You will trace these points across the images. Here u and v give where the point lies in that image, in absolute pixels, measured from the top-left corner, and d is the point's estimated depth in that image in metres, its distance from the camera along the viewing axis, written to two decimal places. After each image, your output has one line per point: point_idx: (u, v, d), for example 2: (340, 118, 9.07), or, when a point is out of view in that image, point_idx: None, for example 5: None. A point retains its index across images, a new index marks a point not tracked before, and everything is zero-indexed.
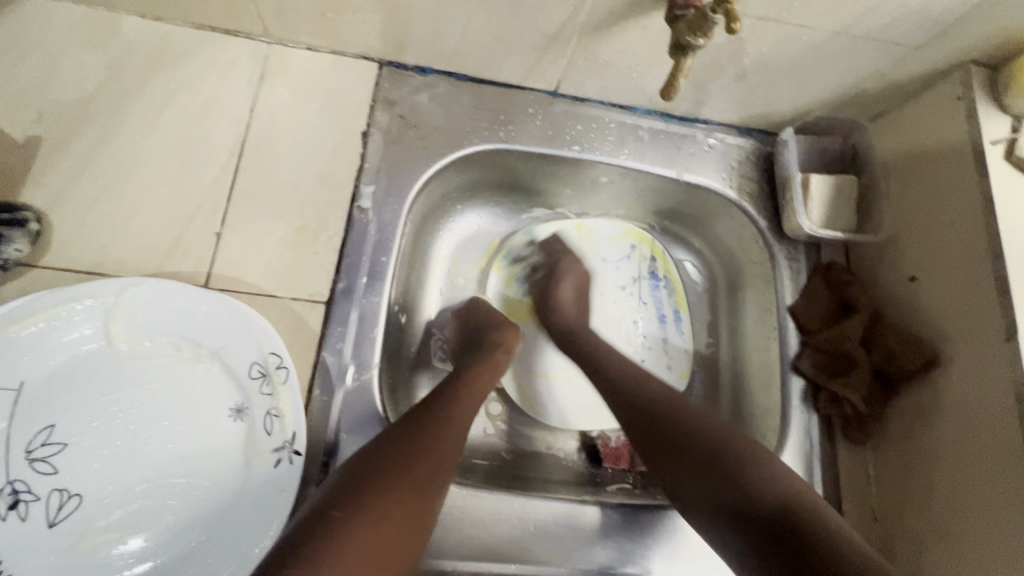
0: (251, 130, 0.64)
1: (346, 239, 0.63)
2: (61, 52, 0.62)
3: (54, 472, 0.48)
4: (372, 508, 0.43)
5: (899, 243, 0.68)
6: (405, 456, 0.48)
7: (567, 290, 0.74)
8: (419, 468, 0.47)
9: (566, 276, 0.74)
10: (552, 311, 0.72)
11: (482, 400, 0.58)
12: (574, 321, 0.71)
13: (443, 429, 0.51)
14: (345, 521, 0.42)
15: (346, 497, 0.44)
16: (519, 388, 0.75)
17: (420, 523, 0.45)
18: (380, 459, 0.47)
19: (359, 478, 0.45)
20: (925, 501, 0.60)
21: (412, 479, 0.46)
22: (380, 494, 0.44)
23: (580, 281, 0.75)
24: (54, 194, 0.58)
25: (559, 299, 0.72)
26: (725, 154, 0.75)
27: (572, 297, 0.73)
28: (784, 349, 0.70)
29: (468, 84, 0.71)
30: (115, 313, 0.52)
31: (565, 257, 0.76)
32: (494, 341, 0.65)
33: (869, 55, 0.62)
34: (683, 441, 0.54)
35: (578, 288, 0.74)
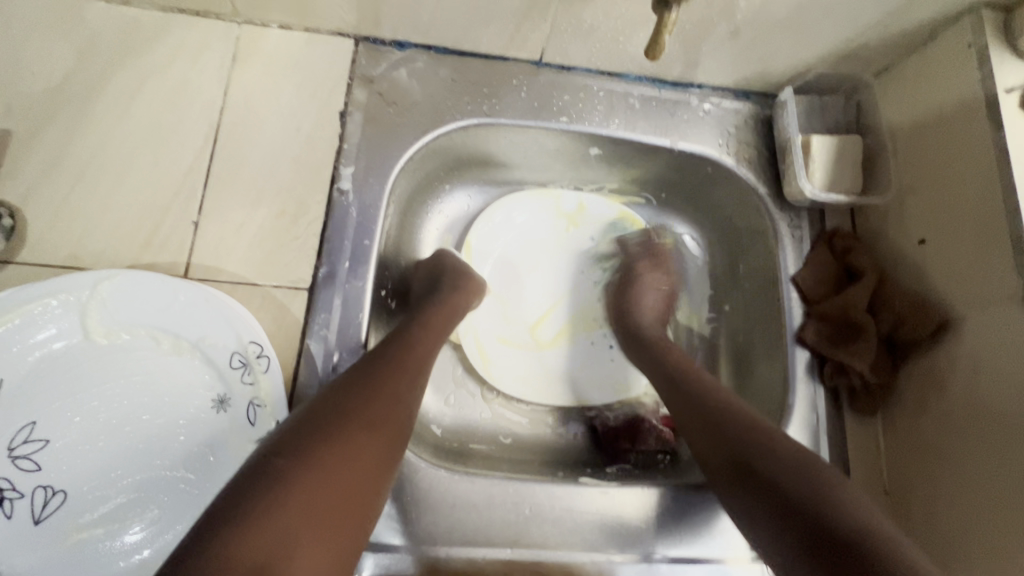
0: (225, 114, 0.62)
1: (326, 223, 0.61)
2: (25, 41, 0.60)
3: (36, 469, 0.48)
4: (320, 454, 0.42)
5: (907, 203, 0.64)
6: (356, 401, 0.47)
7: (651, 292, 0.73)
8: (376, 414, 0.47)
9: (648, 279, 0.74)
10: (631, 312, 0.72)
11: (439, 344, 0.57)
12: (659, 334, 0.69)
13: (402, 376, 0.50)
14: (292, 468, 0.41)
15: (294, 444, 0.42)
16: (476, 346, 0.73)
17: (376, 469, 0.45)
18: (331, 405, 0.46)
19: (312, 422, 0.44)
20: (938, 472, 0.58)
21: (364, 424, 0.45)
22: (332, 439, 0.43)
23: (666, 290, 0.75)
24: (28, 188, 0.57)
25: (639, 305, 0.72)
26: (722, 119, 0.72)
27: (654, 305, 0.73)
28: (786, 320, 0.67)
29: (448, 57, 0.68)
30: (91, 307, 0.51)
31: (648, 266, 0.75)
32: (445, 288, 0.64)
33: (871, 3, 0.58)
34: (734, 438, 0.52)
35: (661, 296, 0.74)
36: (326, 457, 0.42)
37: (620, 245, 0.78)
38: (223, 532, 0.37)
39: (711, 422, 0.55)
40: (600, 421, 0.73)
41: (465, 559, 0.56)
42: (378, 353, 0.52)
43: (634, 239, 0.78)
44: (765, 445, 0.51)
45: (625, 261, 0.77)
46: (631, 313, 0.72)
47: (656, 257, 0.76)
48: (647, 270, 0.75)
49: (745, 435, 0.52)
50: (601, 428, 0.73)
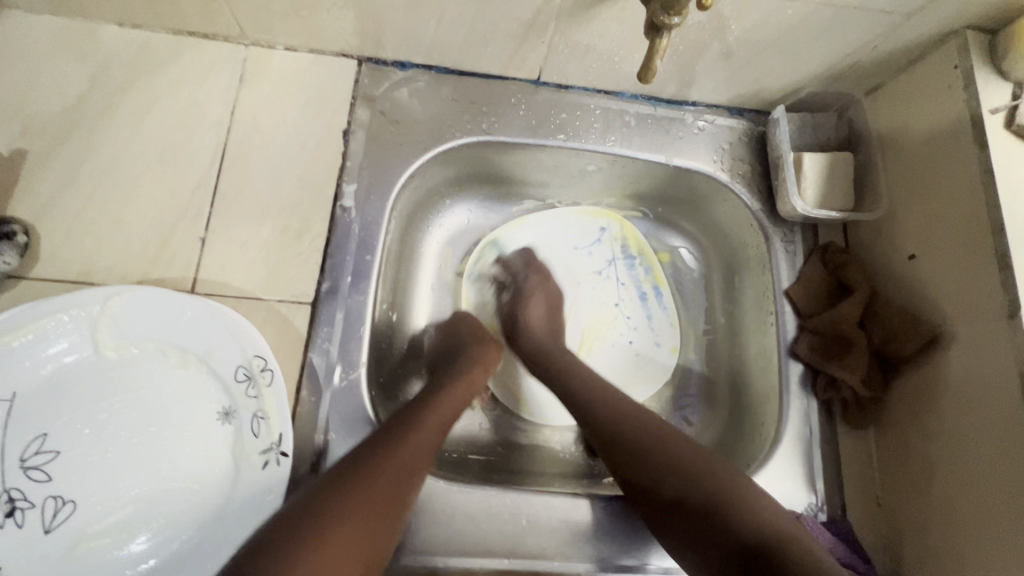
0: (232, 133, 0.64)
1: (329, 238, 0.63)
2: (40, 63, 0.63)
3: (47, 479, 0.50)
4: (336, 527, 0.45)
5: (898, 218, 0.66)
6: (373, 469, 0.49)
7: (538, 302, 0.72)
8: (391, 481, 0.49)
9: (533, 298, 0.72)
10: (521, 331, 0.70)
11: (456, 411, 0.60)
12: (542, 345, 0.69)
13: (418, 445, 0.53)
14: (312, 540, 0.43)
15: (314, 512, 0.45)
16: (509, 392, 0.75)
17: (386, 534, 0.48)
18: (348, 473, 0.49)
19: (332, 492, 0.47)
20: (930, 486, 0.58)
21: (379, 493, 0.48)
22: (348, 509, 0.46)
23: (551, 298, 0.73)
24: (41, 206, 0.59)
25: (526, 320, 0.71)
26: (716, 136, 0.73)
27: (541, 315, 0.71)
28: (780, 333, 0.68)
29: (449, 77, 0.70)
30: (101, 321, 0.53)
31: (534, 275, 0.75)
32: (467, 351, 0.67)
33: (859, 25, 0.59)
34: (641, 455, 0.56)
35: (548, 306, 0.72)
36: (341, 528, 0.45)
37: (501, 266, 0.77)
38: None
39: (613, 440, 0.58)
40: None
41: (463, 569, 0.57)
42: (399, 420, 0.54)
43: (514, 257, 0.77)
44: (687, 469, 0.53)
45: (511, 280, 0.75)
46: (520, 332, 0.70)
47: (543, 267, 0.76)
48: (534, 280, 0.74)
49: (654, 455, 0.55)
50: None
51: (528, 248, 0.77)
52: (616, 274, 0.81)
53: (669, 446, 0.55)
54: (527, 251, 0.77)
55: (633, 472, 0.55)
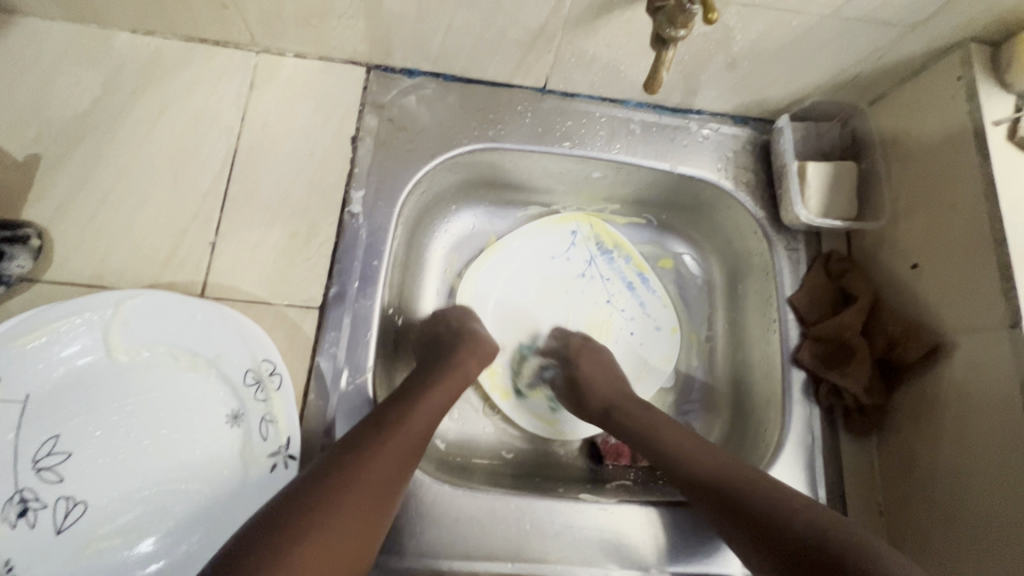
0: (242, 139, 0.65)
1: (337, 244, 0.63)
2: (55, 70, 0.64)
3: (59, 480, 0.50)
4: (325, 518, 0.45)
5: (900, 228, 0.66)
6: (363, 460, 0.49)
7: (589, 360, 0.71)
8: (380, 473, 0.49)
9: (585, 362, 0.70)
10: (583, 390, 0.68)
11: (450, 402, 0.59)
12: (608, 395, 0.67)
13: (408, 437, 0.52)
14: (300, 529, 0.43)
15: (303, 501, 0.45)
16: (536, 420, 0.75)
17: (374, 524, 0.48)
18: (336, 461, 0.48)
19: (321, 480, 0.47)
20: (931, 494, 0.59)
21: (368, 484, 0.48)
22: (337, 498, 0.46)
23: (601, 359, 0.71)
24: (54, 209, 0.60)
25: (589, 385, 0.68)
26: (720, 144, 0.74)
27: (600, 375, 0.69)
28: (783, 341, 0.69)
29: (456, 84, 0.71)
30: (114, 325, 0.53)
31: (580, 343, 0.73)
32: (457, 342, 0.65)
33: (863, 36, 0.60)
34: (703, 481, 0.56)
35: (602, 368, 0.70)
36: (331, 517, 0.45)
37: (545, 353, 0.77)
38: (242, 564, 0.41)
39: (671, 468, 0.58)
40: (602, 438, 0.74)
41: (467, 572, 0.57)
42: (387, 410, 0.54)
43: (552, 338, 0.77)
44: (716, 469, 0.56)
45: (563, 350, 0.74)
46: (586, 390, 0.68)
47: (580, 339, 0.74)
48: (578, 344, 0.73)
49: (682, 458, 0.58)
50: (601, 446, 0.73)
51: (560, 328, 0.77)
52: (604, 284, 0.81)
53: (730, 469, 0.56)
54: (560, 331, 0.77)
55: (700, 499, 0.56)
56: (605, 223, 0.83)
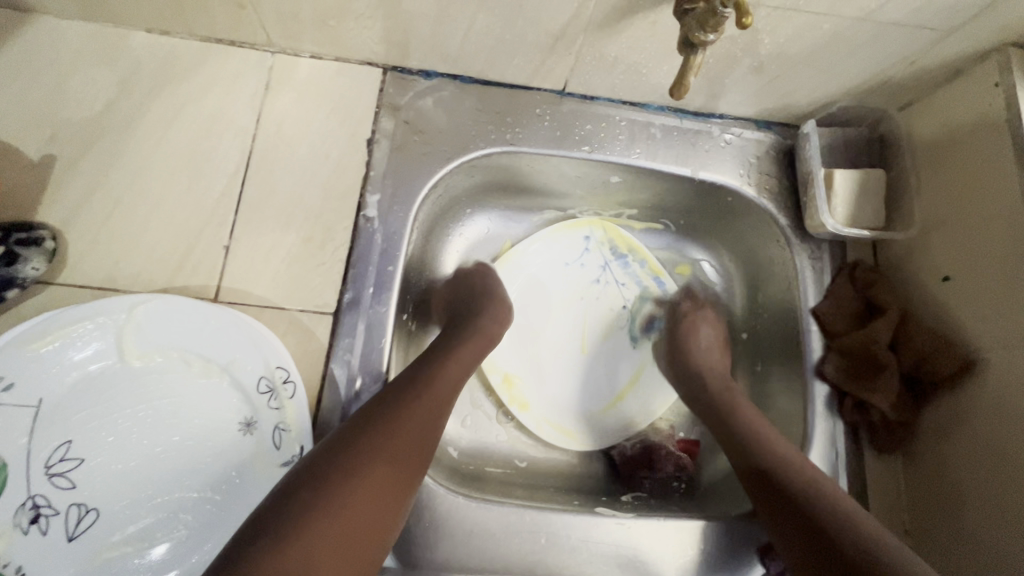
0: (258, 141, 0.64)
1: (352, 249, 0.62)
2: (71, 69, 0.63)
3: (72, 486, 0.50)
4: (348, 483, 0.45)
5: (931, 240, 0.64)
6: (384, 429, 0.49)
7: (708, 328, 0.74)
8: (403, 440, 0.49)
9: (703, 332, 0.74)
10: (692, 347, 0.72)
11: (468, 372, 0.59)
12: (718, 365, 0.71)
13: (431, 408, 0.52)
14: (321, 495, 0.43)
15: (325, 470, 0.45)
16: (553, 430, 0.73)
17: (401, 491, 0.48)
18: (357, 428, 0.49)
19: (344, 449, 0.47)
20: (960, 516, 0.57)
21: (392, 452, 0.48)
22: (361, 465, 0.46)
23: (718, 335, 0.74)
24: (68, 211, 0.60)
25: (696, 349, 0.72)
26: (743, 149, 0.72)
27: (709, 347, 0.72)
28: (806, 353, 0.67)
29: (473, 86, 0.69)
30: (126, 330, 0.53)
31: (710, 314, 0.76)
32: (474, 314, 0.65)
33: (897, 40, 0.58)
34: (787, 481, 0.56)
35: (716, 342, 0.73)
36: (349, 498, 0.44)
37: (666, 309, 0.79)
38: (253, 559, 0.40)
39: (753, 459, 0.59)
40: (619, 452, 0.74)
41: None
42: (409, 379, 0.54)
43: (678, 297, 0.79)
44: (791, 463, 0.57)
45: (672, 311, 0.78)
46: (691, 350, 0.72)
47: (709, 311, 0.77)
48: (698, 309, 0.77)
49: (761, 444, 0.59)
50: (620, 459, 0.73)
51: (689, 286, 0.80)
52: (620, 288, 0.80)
53: (817, 480, 0.55)
54: (688, 288, 0.80)
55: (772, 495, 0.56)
56: (617, 226, 0.81)
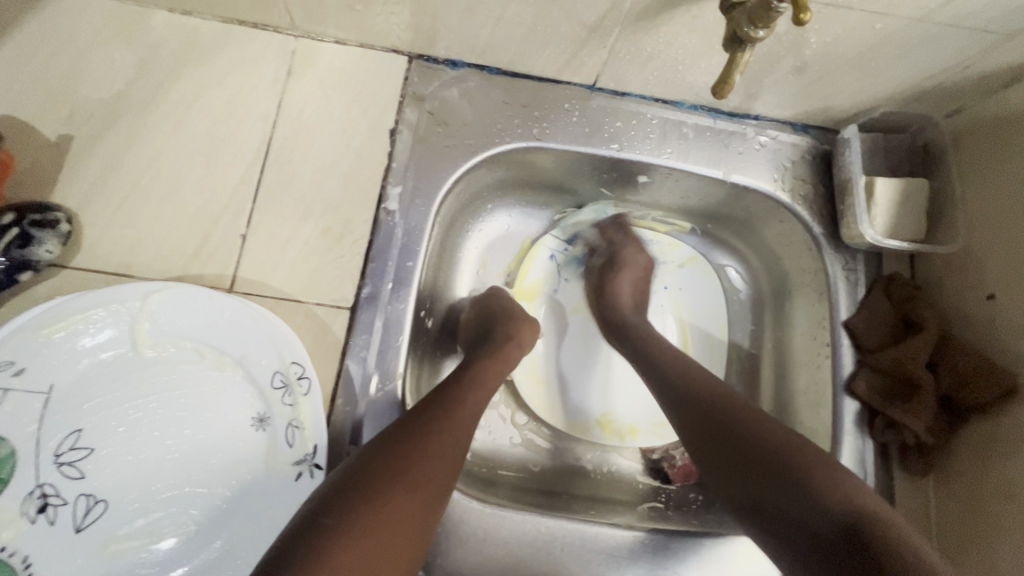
0: (277, 127, 0.63)
1: (371, 243, 0.60)
2: (90, 47, 0.62)
3: (80, 477, 0.49)
4: (348, 537, 0.41)
5: (976, 256, 0.61)
6: (404, 457, 0.46)
7: (628, 278, 0.73)
8: (413, 481, 0.45)
9: (627, 266, 0.74)
10: (608, 297, 0.72)
11: (489, 396, 0.56)
12: (628, 313, 0.70)
13: (453, 431, 0.50)
14: (321, 551, 0.39)
15: (343, 501, 0.43)
16: (571, 423, 0.73)
17: (420, 522, 0.45)
18: (374, 456, 0.46)
19: (363, 476, 0.44)
20: (993, 545, 0.54)
21: (412, 480, 0.45)
22: (381, 495, 0.43)
23: (640, 272, 0.75)
24: (84, 194, 0.58)
25: (614, 289, 0.72)
26: (778, 152, 0.69)
27: (630, 291, 0.73)
28: (836, 367, 0.64)
29: (501, 78, 0.67)
30: (140, 318, 0.51)
31: (629, 244, 0.76)
32: (497, 329, 0.64)
33: (953, 43, 0.55)
34: (727, 423, 0.53)
35: (635, 279, 0.74)
36: (369, 521, 0.42)
37: (599, 232, 0.79)
38: None
39: (694, 411, 0.56)
40: (668, 462, 0.72)
41: None
42: (429, 403, 0.52)
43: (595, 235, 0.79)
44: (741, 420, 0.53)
45: (609, 249, 0.77)
46: (609, 299, 0.72)
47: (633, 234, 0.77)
48: (628, 250, 0.75)
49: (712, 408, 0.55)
50: (669, 469, 0.71)
51: (625, 215, 0.78)
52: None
53: (755, 416, 0.53)
54: (624, 218, 0.78)
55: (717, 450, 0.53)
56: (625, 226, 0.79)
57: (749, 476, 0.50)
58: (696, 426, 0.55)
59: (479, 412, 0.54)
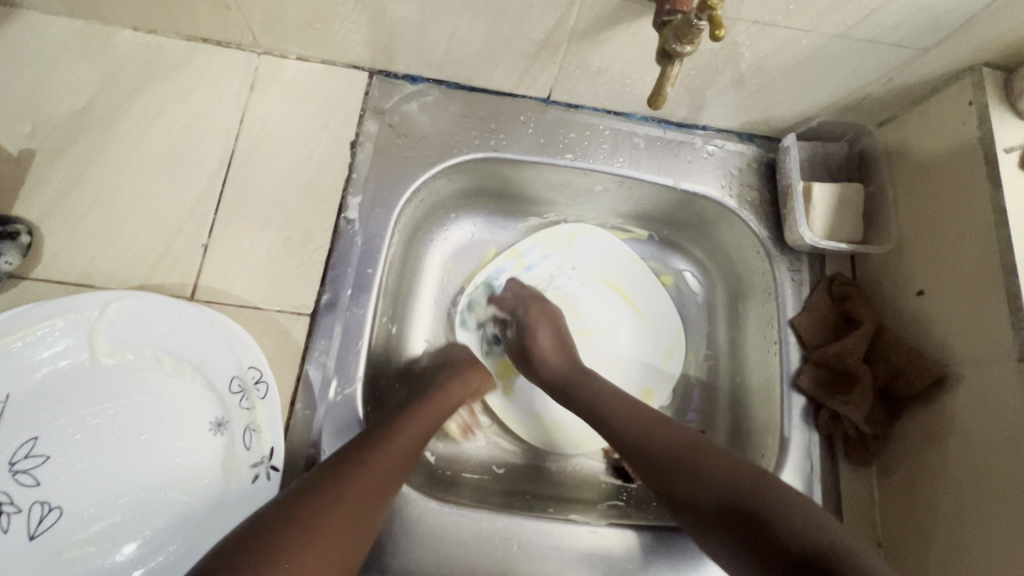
0: (240, 141, 0.64)
1: (331, 250, 0.62)
2: (54, 65, 0.63)
3: (36, 484, 0.49)
4: (295, 530, 0.44)
5: (906, 254, 0.65)
6: (348, 465, 0.50)
7: (547, 333, 0.71)
8: (357, 487, 0.49)
9: (538, 329, 0.71)
10: (538, 367, 0.69)
11: (435, 427, 0.60)
12: (557, 372, 0.68)
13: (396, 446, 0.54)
14: (267, 543, 0.42)
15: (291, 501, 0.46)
16: (537, 427, 0.75)
17: (359, 525, 0.48)
18: (325, 475, 0.49)
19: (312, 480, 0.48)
20: (930, 530, 0.57)
21: (352, 499, 0.48)
22: (323, 510, 0.46)
23: (556, 323, 0.72)
24: (46, 207, 0.59)
25: (538, 350, 0.69)
26: (725, 161, 0.73)
27: (552, 343, 0.70)
28: (783, 363, 0.67)
29: (459, 92, 0.70)
30: (99, 327, 0.52)
31: (533, 300, 0.74)
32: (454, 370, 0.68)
33: (874, 58, 0.59)
34: (681, 467, 0.55)
35: (553, 330, 0.71)
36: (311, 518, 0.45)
37: (496, 305, 0.76)
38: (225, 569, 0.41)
39: (645, 454, 0.58)
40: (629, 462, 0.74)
41: None
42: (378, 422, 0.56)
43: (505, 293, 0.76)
44: (688, 462, 0.55)
45: (517, 303, 0.74)
46: (539, 364, 0.69)
47: (536, 292, 0.75)
48: (532, 309, 0.73)
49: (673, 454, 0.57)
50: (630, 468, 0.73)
51: (516, 281, 0.76)
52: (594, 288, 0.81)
53: (702, 457, 0.56)
54: (515, 283, 0.76)
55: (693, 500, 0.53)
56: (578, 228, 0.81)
57: (732, 528, 0.50)
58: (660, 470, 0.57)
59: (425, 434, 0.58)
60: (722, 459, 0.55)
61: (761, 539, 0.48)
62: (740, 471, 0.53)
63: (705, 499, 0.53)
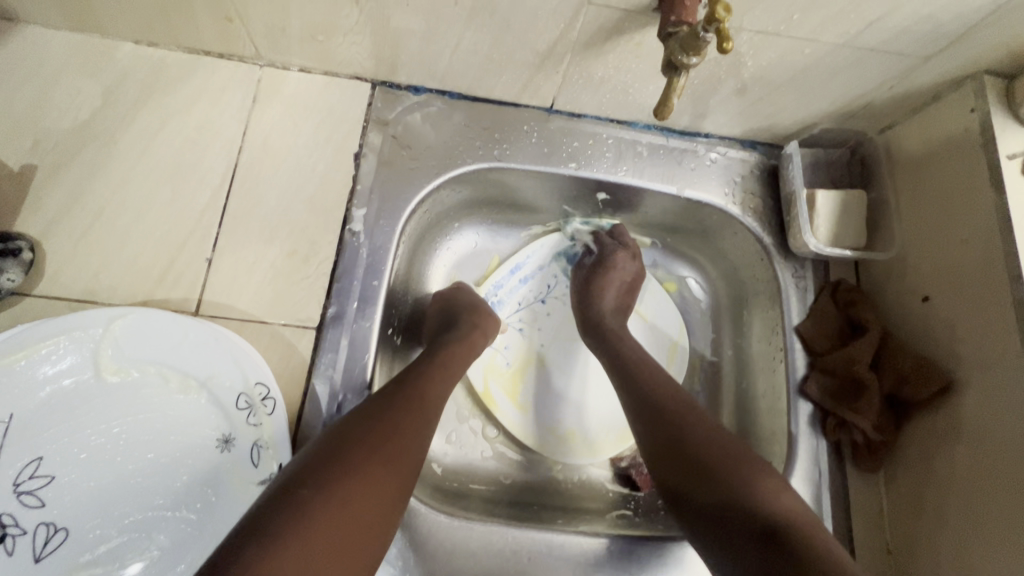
0: (243, 153, 0.64)
1: (336, 264, 0.62)
2: (56, 78, 0.63)
3: (41, 505, 0.49)
4: (322, 502, 0.41)
5: (911, 261, 0.65)
6: (372, 434, 0.47)
7: (614, 288, 0.74)
8: (385, 459, 0.46)
9: (614, 271, 0.74)
10: (589, 303, 0.73)
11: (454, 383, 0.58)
12: (608, 317, 0.71)
13: (419, 410, 0.51)
14: (293, 517, 0.40)
15: (319, 472, 0.43)
16: (542, 438, 0.74)
17: (395, 496, 0.46)
18: (346, 436, 0.46)
19: (336, 449, 0.45)
20: (940, 536, 0.57)
21: (381, 468, 0.45)
22: (351, 479, 0.43)
23: (625, 280, 0.75)
24: (48, 222, 0.59)
25: (600, 296, 0.73)
26: (728, 168, 0.73)
27: (616, 296, 0.74)
28: (789, 370, 0.67)
29: (462, 102, 0.70)
30: (103, 344, 0.52)
31: (624, 250, 0.75)
32: (466, 314, 0.67)
33: (876, 66, 0.59)
34: (675, 423, 0.56)
35: (624, 286, 0.75)
36: (340, 489, 0.42)
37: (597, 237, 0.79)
38: (249, 549, 0.38)
39: (664, 422, 0.57)
40: (635, 470, 0.73)
41: None
42: (399, 383, 0.53)
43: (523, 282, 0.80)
44: (687, 422, 0.56)
45: (597, 249, 0.77)
46: (592, 305, 0.73)
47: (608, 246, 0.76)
48: (619, 255, 0.75)
49: (675, 412, 0.58)
50: (637, 477, 0.72)
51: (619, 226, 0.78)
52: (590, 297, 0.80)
53: (699, 420, 0.56)
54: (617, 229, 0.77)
55: (676, 453, 0.54)
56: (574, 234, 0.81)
57: (698, 483, 0.52)
58: (653, 424, 0.58)
59: (446, 397, 0.56)
60: (715, 429, 0.56)
61: (720, 499, 0.50)
62: (727, 441, 0.54)
63: (684, 456, 0.54)
